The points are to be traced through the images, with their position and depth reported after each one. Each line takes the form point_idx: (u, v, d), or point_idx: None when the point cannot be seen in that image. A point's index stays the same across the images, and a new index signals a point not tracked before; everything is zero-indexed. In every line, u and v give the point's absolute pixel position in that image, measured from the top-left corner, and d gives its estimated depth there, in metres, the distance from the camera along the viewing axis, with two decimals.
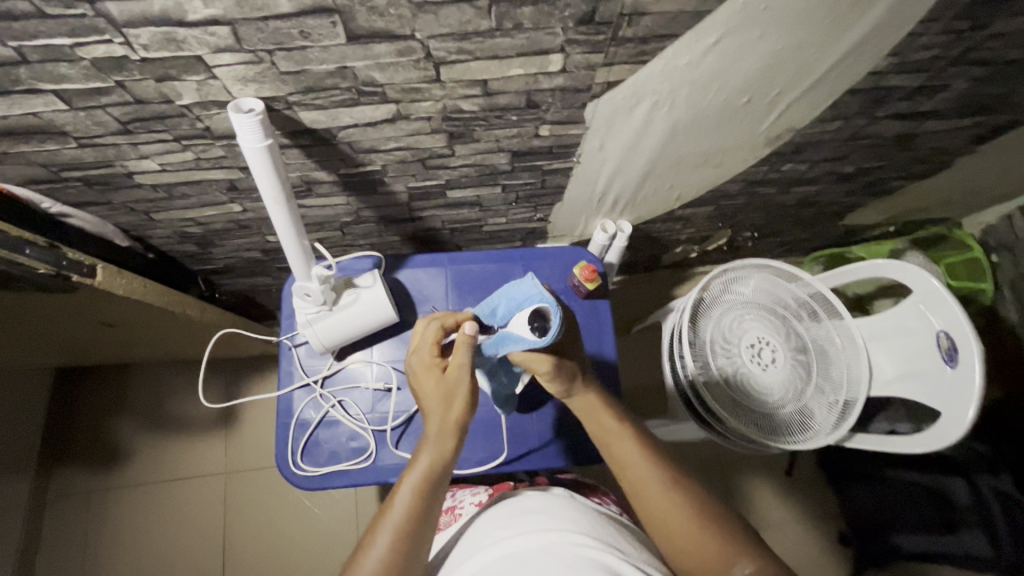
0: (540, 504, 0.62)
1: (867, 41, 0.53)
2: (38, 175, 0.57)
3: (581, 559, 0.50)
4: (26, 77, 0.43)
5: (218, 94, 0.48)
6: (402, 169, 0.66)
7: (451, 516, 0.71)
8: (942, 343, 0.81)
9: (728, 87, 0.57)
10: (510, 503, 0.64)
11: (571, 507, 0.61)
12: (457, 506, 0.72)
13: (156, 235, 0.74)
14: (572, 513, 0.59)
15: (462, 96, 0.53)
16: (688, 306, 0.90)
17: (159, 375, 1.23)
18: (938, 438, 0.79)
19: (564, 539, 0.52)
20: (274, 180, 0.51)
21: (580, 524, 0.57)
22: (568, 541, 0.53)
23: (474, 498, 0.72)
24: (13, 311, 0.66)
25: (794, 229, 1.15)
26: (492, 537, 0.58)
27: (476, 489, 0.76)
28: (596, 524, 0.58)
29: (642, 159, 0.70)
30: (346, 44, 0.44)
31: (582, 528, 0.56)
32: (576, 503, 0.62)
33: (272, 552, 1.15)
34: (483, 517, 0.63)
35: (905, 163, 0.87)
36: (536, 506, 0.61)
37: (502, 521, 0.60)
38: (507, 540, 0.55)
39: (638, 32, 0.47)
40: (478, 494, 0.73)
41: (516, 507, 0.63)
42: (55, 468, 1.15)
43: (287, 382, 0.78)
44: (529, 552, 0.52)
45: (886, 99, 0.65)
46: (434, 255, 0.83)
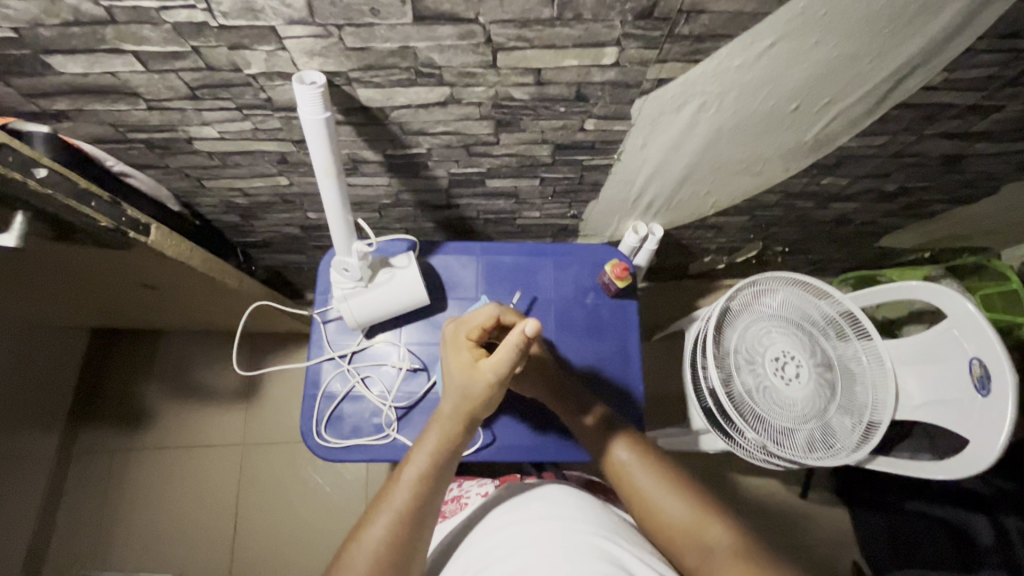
0: (544, 495, 0.63)
1: (923, 55, 0.54)
2: (106, 134, 0.60)
3: (587, 547, 0.52)
4: (111, 37, 0.46)
5: (284, 66, 0.50)
6: (447, 154, 0.67)
7: (457, 505, 0.71)
8: (975, 370, 0.79)
9: (778, 94, 0.58)
10: (517, 492, 0.66)
11: (576, 499, 0.62)
12: (463, 496, 0.73)
13: (205, 202, 0.77)
14: (577, 505, 0.61)
15: (515, 83, 0.54)
16: (714, 313, 0.91)
17: (188, 343, 1.27)
18: (966, 466, 0.79)
19: (571, 529, 0.55)
20: (328, 153, 0.53)
21: (584, 516, 0.58)
22: (575, 530, 0.55)
23: (481, 488, 0.73)
24: (68, 265, 0.69)
25: (826, 247, 1.13)
26: (500, 523, 0.61)
27: (483, 481, 0.76)
28: (600, 517, 0.59)
29: (682, 162, 0.70)
30: (411, 24, 0.46)
31: (586, 521, 0.57)
32: (583, 497, 0.63)
33: (281, 528, 1.17)
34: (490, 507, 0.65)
35: (948, 186, 0.85)
36: (541, 494, 0.63)
37: (507, 512, 0.62)
38: (514, 531, 0.57)
39: (695, 30, 0.48)
40: (484, 485, 0.74)
41: (520, 497, 0.64)
42: (82, 426, 1.20)
43: (316, 355, 0.80)
44: (533, 544, 0.53)
45: (936, 116, 0.64)
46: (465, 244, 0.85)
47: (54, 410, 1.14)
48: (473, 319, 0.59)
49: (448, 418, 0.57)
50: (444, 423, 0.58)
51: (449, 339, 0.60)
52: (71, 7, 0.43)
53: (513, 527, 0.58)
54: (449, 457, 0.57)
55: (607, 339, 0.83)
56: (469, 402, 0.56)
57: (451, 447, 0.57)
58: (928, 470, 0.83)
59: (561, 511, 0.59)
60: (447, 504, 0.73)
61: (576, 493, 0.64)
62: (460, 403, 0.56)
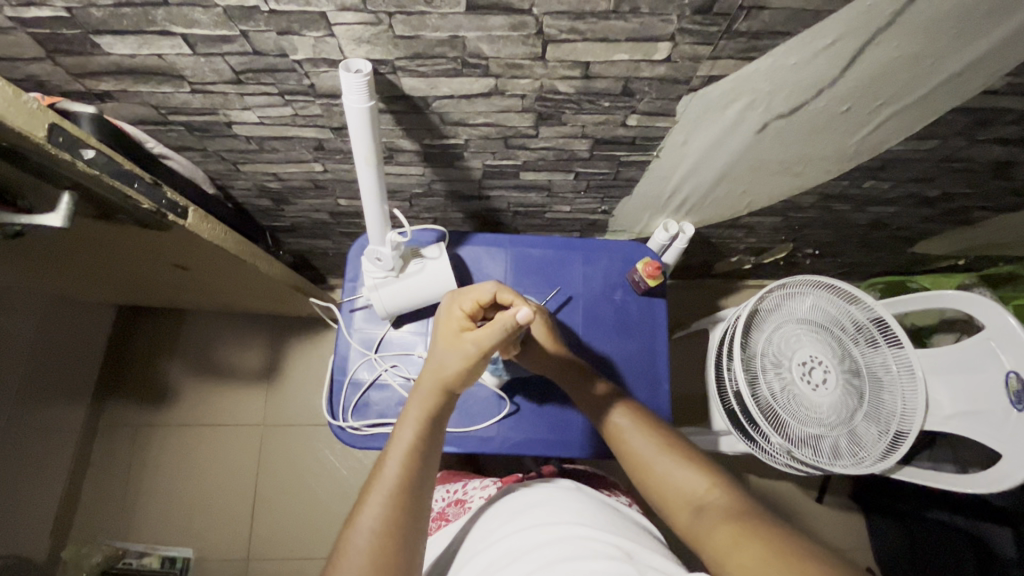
0: (543, 497, 0.63)
1: (987, 58, 0.52)
2: (148, 115, 0.60)
3: (589, 547, 0.51)
4: (162, 19, 0.45)
5: (331, 53, 0.50)
6: (484, 145, 0.66)
7: (459, 509, 0.71)
8: (1011, 384, 0.78)
9: (830, 93, 0.56)
10: (515, 496, 0.65)
11: (577, 501, 0.61)
12: (466, 499, 0.72)
13: (238, 185, 0.78)
14: (580, 507, 0.60)
15: (561, 76, 0.53)
16: (742, 314, 0.90)
17: (211, 323, 1.29)
18: (996, 481, 0.78)
19: (572, 532, 0.54)
20: (370, 142, 0.52)
21: (586, 517, 0.57)
22: (577, 532, 0.54)
23: (483, 491, 0.72)
24: (104, 244, 0.70)
25: (857, 251, 1.11)
26: (499, 530, 0.60)
27: (486, 482, 0.75)
28: (602, 519, 0.58)
29: (721, 160, 0.69)
30: (463, 13, 0.45)
31: (588, 521, 0.56)
32: (583, 498, 0.62)
33: (298, 508, 1.19)
34: (490, 512, 0.65)
35: (994, 193, 0.83)
36: (539, 497, 0.63)
37: (507, 517, 0.61)
38: (514, 539, 0.56)
39: (754, 27, 0.46)
40: (487, 487, 0.73)
41: (519, 501, 0.63)
42: (108, 401, 1.22)
43: (344, 342, 0.81)
44: (534, 552, 0.52)
45: (992, 121, 0.62)
46: (493, 232, 0.83)
47: (82, 384, 1.16)
48: (471, 292, 0.60)
49: (426, 392, 0.58)
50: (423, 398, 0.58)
51: (445, 311, 0.60)
52: None
53: (514, 534, 0.57)
54: (432, 430, 0.57)
55: (634, 337, 0.82)
56: (448, 373, 0.57)
57: (433, 419, 0.57)
58: (956, 482, 0.82)
59: (561, 514, 0.58)
60: (450, 507, 0.73)
61: (576, 495, 0.63)
62: (441, 377, 0.57)
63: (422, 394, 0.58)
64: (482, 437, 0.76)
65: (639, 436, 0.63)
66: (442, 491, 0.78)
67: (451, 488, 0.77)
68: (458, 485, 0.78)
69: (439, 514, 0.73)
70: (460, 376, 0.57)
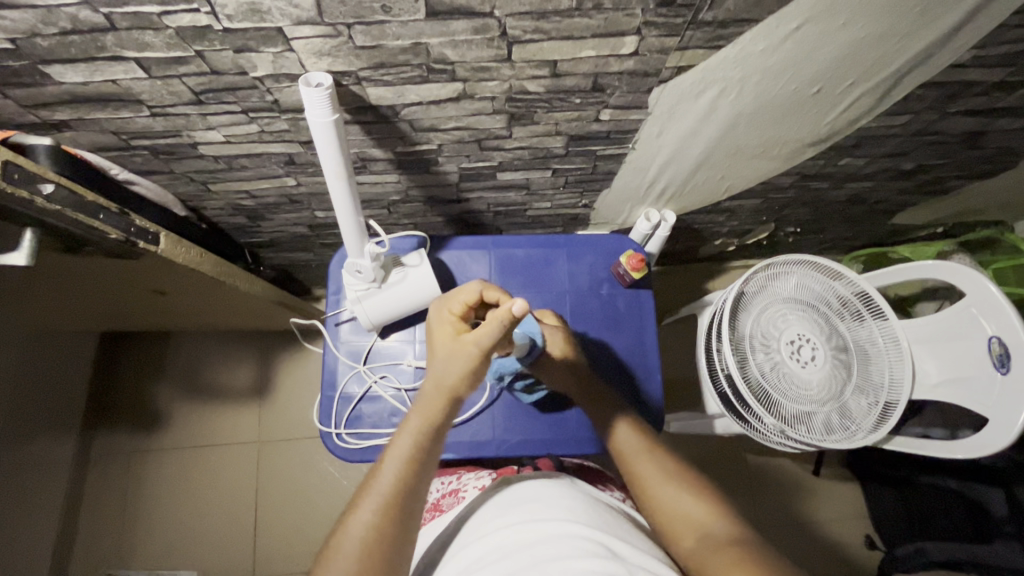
0: (535, 494, 0.62)
1: (952, 32, 0.52)
2: (109, 142, 0.58)
3: (578, 547, 0.50)
4: (112, 44, 0.44)
5: (291, 67, 0.48)
6: (458, 149, 0.65)
7: (454, 498, 0.71)
8: (993, 349, 0.79)
9: (801, 76, 0.56)
10: (507, 494, 0.64)
11: (569, 497, 0.61)
12: (461, 489, 0.72)
13: (210, 205, 0.76)
14: (569, 503, 0.59)
15: (530, 76, 0.52)
16: (729, 298, 0.90)
17: (197, 344, 1.27)
18: (983, 446, 0.79)
19: (563, 531, 0.53)
20: (339, 155, 0.51)
21: (578, 516, 0.56)
22: (567, 531, 0.53)
23: (478, 481, 0.72)
24: (76, 276, 0.68)
25: (838, 226, 1.12)
26: (490, 525, 0.59)
27: (481, 473, 0.76)
28: (594, 515, 0.58)
29: (697, 149, 0.69)
30: (424, 20, 0.44)
31: (579, 519, 0.55)
32: (574, 494, 0.62)
33: (299, 523, 1.18)
34: (483, 508, 0.64)
35: (967, 162, 0.84)
36: (530, 494, 0.62)
37: (497, 514, 0.61)
38: (505, 536, 0.56)
39: (719, 15, 0.46)
40: (482, 478, 0.73)
41: (510, 498, 0.63)
42: (98, 430, 1.20)
43: (332, 356, 0.80)
44: (523, 551, 0.52)
45: (961, 94, 0.63)
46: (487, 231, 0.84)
47: (69, 416, 1.14)
48: (458, 295, 0.60)
49: (427, 397, 0.56)
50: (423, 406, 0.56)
51: (435, 320, 0.60)
52: (70, 15, 0.41)
53: (504, 531, 0.56)
54: (433, 438, 0.56)
55: (623, 329, 0.82)
56: (449, 376, 0.55)
57: (435, 425, 0.56)
58: (944, 449, 0.84)
59: (552, 512, 0.57)
60: (445, 498, 0.72)
61: (569, 492, 0.62)
62: (440, 381, 0.56)
63: (423, 403, 0.56)
64: (479, 440, 0.77)
65: (643, 458, 0.63)
66: (436, 483, 0.77)
67: (445, 479, 0.77)
68: (452, 477, 0.77)
69: (434, 506, 0.72)
70: (461, 381, 0.55)
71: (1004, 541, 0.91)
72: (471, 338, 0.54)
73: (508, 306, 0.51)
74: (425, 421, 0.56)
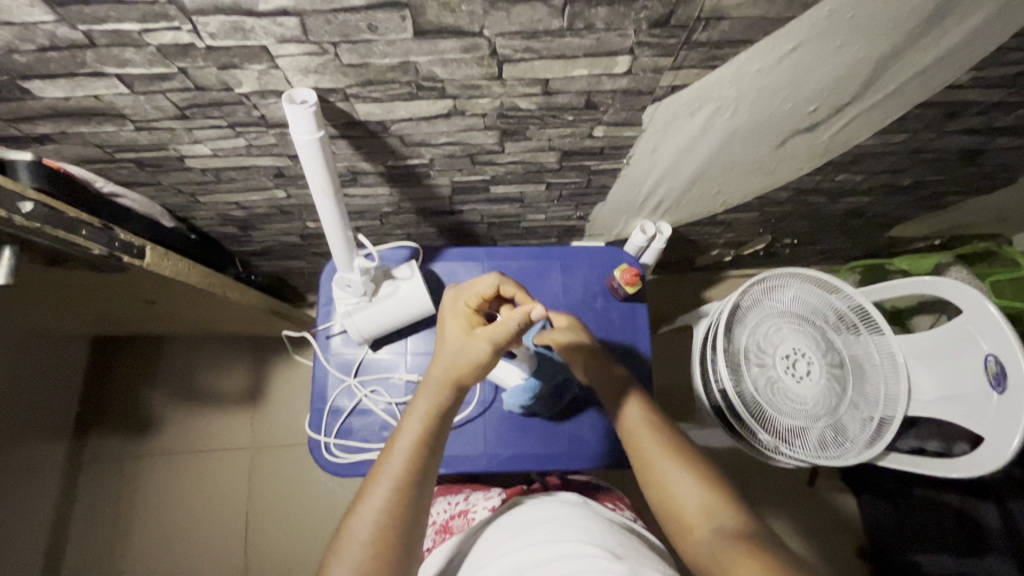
0: (552, 515, 0.59)
1: (953, 53, 0.51)
2: (94, 154, 0.57)
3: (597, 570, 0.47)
4: (92, 61, 0.43)
5: (277, 84, 0.47)
6: (449, 163, 0.64)
7: (463, 521, 0.69)
8: (990, 367, 0.77)
9: (798, 95, 0.55)
10: (523, 514, 0.62)
11: (581, 517, 0.58)
12: (470, 510, 0.70)
13: (200, 216, 0.75)
14: (586, 526, 0.56)
15: (521, 94, 0.51)
16: (725, 310, 0.88)
17: (190, 348, 1.25)
18: (979, 465, 0.77)
19: (580, 553, 0.50)
20: (324, 172, 0.50)
21: (596, 539, 0.53)
22: (584, 553, 0.50)
23: (487, 502, 0.70)
24: (62, 287, 0.67)
25: (837, 238, 1.11)
26: (504, 547, 0.57)
27: (490, 492, 0.74)
28: (609, 536, 0.55)
29: (692, 164, 0.68)
30: (412, 39, 0.43)
31: (596, 542, 0.53)
32: (592, 517, 0.59)
33: (289, 528, 1.17)
34: (498, 528, 0.61)
35: (967, 177, 0.83)
36: (547, 515, 0.59)
37: (511, 535, 0.58)
38: (520, 556, 0.52)
39: (713, 36, 0.45)
40: (491, 497, 0.71)
41: (525, 519, 0.60)
42: (89, 436, 1.19)
43: (321, 369, 0.79)
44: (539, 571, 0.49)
45: (961, 112, 0.62)
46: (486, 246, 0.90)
47: (61, 421, 1.13)
48: (475, 287, 0.59)
49: (438, 385, 0.55)
50: (434, 390, 0.55)
51: (447, 310, 0.59)
52: (47, 32, 0.40)
53: (518, 551, 0.53)
54: (441, 425, 0.55)
55: (617, 344, 0.81)
56: (461, 368, 0.55)
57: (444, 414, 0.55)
58: (939, 468, 0.82)
59: (570, 533, 0.54)
60: (454, 520, 0.70)
61: (586, 514, 0.60)
62: (455, 367, 0.55)
63: (435, 388, 0.55)
64: (468, 456, 0.75)
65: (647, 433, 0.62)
66: (443, 502, 0.75)
67: (452, 499, 0.75)
68: (460, 496, 0.75)
69: (443, 527, 0.70)
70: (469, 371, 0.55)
71: (997, 556, 0.91)
72: (488, 330, 0.55)
73: (528, 310, 0.53)
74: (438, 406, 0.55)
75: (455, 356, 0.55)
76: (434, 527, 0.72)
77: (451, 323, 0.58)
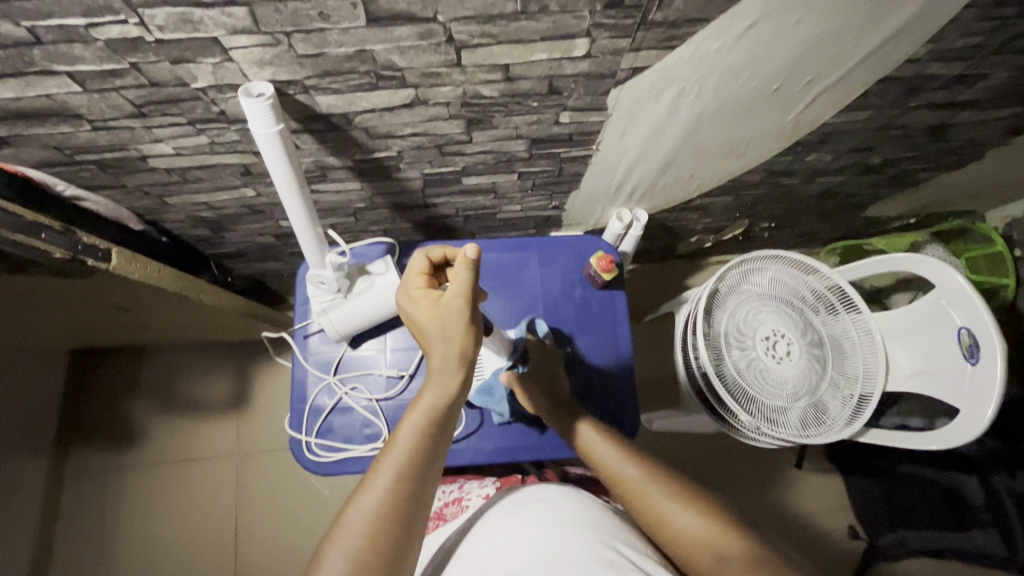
0: (542, 494, 0.60)
1: (910, 25, 0.52)
2: (53, 157, 0.57)
3: (587, 553, 0.49)
4: (40, 58, 0.42)
5: (233, 77, 0.47)
6: (418, 155, 0.64)
7: (457, 508, 0.68)
8: (964, 340, 0.78)
9: (760, 74, 0.55)
10: (515, 494, 0.62)
11: (571, 498, 0.59)
12: (464, 497, 0.70)
13: (170, 218, 0.74)
14: (576, 505, 0.57)
15: (483, 81, 0.51)
16: (704, 295, 0.88)
17: (172, 356, 1.24)
18: (954, 437, 0.78)
19: (569, 534, 0.51)
20: (285, 166, 0.49)
21: (585, 519, 0.55)
22: (574, 535, 0.51)
23: (482, 489, 0.69)
24: (29, 295, 0.66)
25: (813, 220, 1.12)
26: (495, 527, 0.58)
27: (484, 481, 0.73)
28: (598, 518, 0.55)
29: (662, 149, 0.68)
30: (365, 27, 0.42)
31: (584, 523, 0.54)
32: (582, 496, 0.60)
33: (279, 533, 1.16)
34: (489, 511, 0.62)
35: (934, 154, 0.84)
36: (539, 494, 0.60)
37: (503, 515, 0.59)
38: (511, 537, 0.54)
39: (669, 16, 0.45)
40: (485, 486, 0.70)
41: (515, 499, 0.61)
42: (71, 449, 1.17)
43: (300, 368, 0.78)
44: (529, 551, 0.50)
45: (922, 88, 0.63)
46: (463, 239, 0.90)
47: (40, 435, 1.11)
48: (412, 268, 0.52)
49: (438, 372, 0.49)
50: (437, 378, 0.49)
51: (403, 299, 0.51)
52: None
53: (508, 533, 0.55)
54: (445, 413, 0.50)
55: (597, 331, 0.82)
56: (453, 351, 0.48)
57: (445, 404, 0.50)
58: (918, 441, 0.83)
59: (560, 513, 0.55)
60: (448, 507, 0.70)
61: (577, 495, 0.61)
62: (446, 352, 0.48)
63: (437, 377, 0.49)
64: (452, 449, 0.75)
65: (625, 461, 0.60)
66: (438, 491, 0.75)
67: (446, 489, 0.74)
68: (454, 485, 0.75)
69: (437, 515, 0.70)
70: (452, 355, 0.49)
71: (983, 529, 0.94)
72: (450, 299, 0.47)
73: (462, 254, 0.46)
74: (443, 394, 0.49)
75: (441, 342, 0.48)
76: (428, 514, 0.71)
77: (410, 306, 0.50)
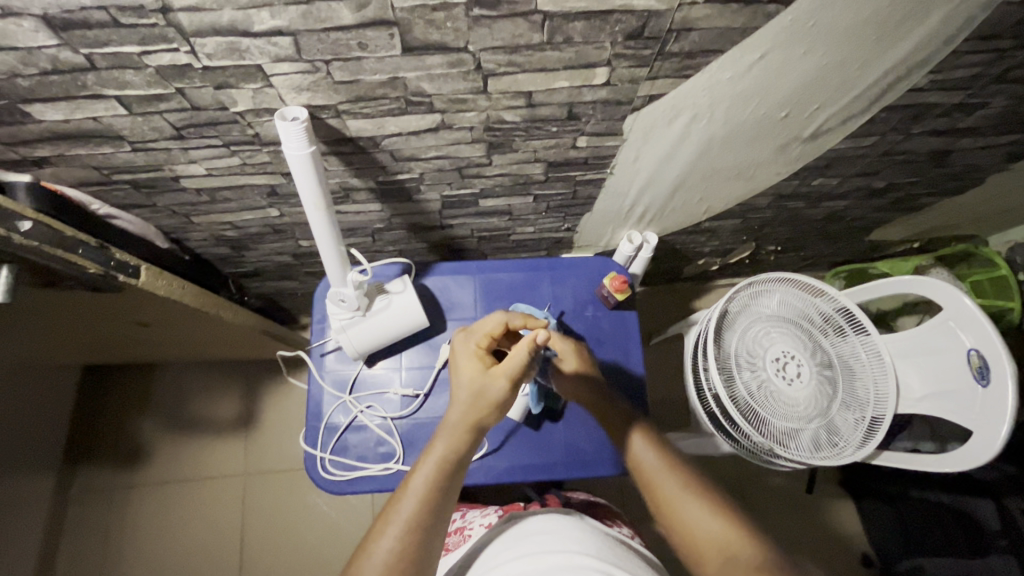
0: (547, 527, 0.59)
1: (912, 56, 0.54)
2: (90, 177, 0.59)
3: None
4: (92, 83, 0.45)
5: (271, 102, 0.49)
6: (439, 177, 0.66)
7: (460, 537, 0.69)
8: (973, 361, 0.79)
9: (769, 102, 0.58)
10: (520, 527, 0.62)
11: (577, 528, 0.58)
12: (467, 527, 0.70)
13: (194, 237, 0.76)
14: (581, 535, 0.57)
15: (506, 107, 0.54)
16: (714, 316, 0.89)
17: (182, 375, 1.24)
18: (969, 458, 0.78)
19: (574, 561, 0.50)
20: (315, 186, 0.51)
21: (589, 547, 0.54)
22: (579, 562, 0.50)
23: (484, 519, 0.70)
24: (55, 311, 0.67)
25: (819, 243, 1.14)
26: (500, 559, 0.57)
27: (487, 511, 0.74)
28: (601, 547, 0.55)
29: (674, 172, 0.70)
30: (400, 56, 0.45)
31: (589, 551, 0.53)
32: (588, 528, 0.59)
33: (284, 557, 1.14)
34: (493, 544, 0.61)
35: (937, 179, 0.86)
36: (544, 527, 0.59)
37: (508, 548, 0.58)
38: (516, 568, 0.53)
39: (685, 47, 0.48)
40: (488, 515, 0.71)
41: (521, 533, 0.60)
42: (78, 469, 1.16)
43: (315, 386, 0.79)
44: None
45: (925, 115, 0.65)
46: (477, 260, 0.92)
47: (49, 454, 1.11)
48: (483, 326, 0.59)
49: (453, 427, 0.55)
50: (449, 432, 0.55)
51: (460, 352, 0.59)
52: (50, 56, 0.42)
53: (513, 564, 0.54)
54: (459, 464, 0.54)
55: (609, 351, 0.82)
56: (474, 407, 0.55)
57: (457, 455, 0.54)
58: (932, 464, 0.82)
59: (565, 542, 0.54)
60: (451, 537, 0.70)
61: (582, 526, 0.60)
62: (470, 406, 0.55)
63: (451, 430, 0.55)
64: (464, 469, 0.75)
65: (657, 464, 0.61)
66: None
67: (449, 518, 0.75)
68: (457, 515, 0.76)
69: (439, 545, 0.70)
70: (485, 410, 0.55)
71: (1002, 556, 0.91)
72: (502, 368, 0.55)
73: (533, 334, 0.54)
74: (454, 447, 0.54)
75: (469, 397, 0.55)
76: None
77: (465, 361, 0.58)
